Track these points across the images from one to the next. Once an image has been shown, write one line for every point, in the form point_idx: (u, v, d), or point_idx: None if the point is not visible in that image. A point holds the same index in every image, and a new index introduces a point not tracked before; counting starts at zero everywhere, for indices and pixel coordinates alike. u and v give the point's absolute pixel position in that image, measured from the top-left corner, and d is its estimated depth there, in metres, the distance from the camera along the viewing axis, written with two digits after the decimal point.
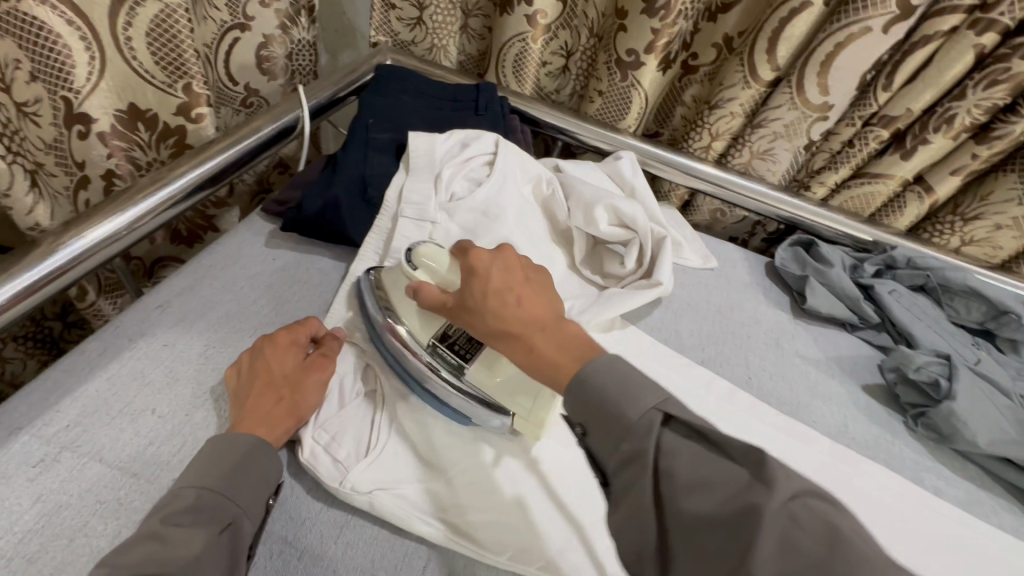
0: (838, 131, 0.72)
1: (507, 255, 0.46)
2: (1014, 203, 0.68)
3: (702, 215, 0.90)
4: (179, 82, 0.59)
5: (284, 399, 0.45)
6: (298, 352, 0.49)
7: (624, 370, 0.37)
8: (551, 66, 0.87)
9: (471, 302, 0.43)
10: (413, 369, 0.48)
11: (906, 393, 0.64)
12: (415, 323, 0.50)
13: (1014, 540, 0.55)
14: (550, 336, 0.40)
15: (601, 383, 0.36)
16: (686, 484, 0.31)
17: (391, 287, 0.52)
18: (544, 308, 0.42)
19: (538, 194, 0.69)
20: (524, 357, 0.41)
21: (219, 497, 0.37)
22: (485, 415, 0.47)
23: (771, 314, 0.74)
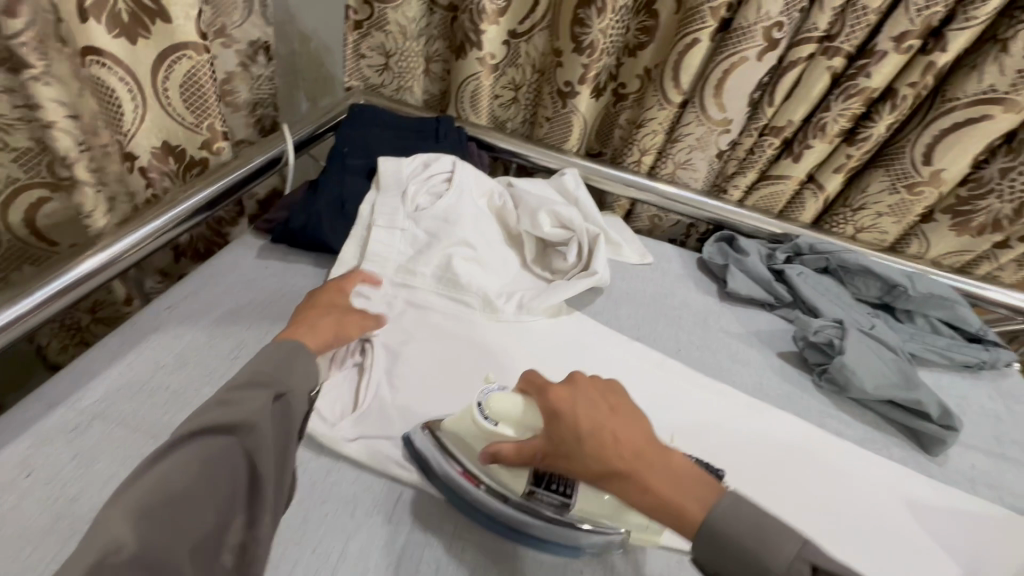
0: (741, 141, 0.87)
1: (582, 387, 0.50)
2: (886, 193, 0.82)
3: (643, 221, 1.04)
4: (202, 123, 0.72)
5: (328, 322, 0.57)
6: (348, 296, 0.62)
7: (751, 515, 0.41)
8: (503, 99, 1.01)
9: (559, 433, 0.46)
10: (477, 499, 0.52)
11: (811, 355, 0.75)
12: (505, 474, 0.52)
13: (901, 467, 0.66)
14: (659, 469, 0.44)
15: (733, 533, 0.40)
16: (755, 565, 0.39)
17: (465, 443, 0.53)
18: (637, 434, 0.46)
19: (491, 206, 0.81)
20: (640, 498, 0.43)
21: (270, 375, 0.45)
22: (593, 538, 0.51)
23: (700, 299, 0.86)
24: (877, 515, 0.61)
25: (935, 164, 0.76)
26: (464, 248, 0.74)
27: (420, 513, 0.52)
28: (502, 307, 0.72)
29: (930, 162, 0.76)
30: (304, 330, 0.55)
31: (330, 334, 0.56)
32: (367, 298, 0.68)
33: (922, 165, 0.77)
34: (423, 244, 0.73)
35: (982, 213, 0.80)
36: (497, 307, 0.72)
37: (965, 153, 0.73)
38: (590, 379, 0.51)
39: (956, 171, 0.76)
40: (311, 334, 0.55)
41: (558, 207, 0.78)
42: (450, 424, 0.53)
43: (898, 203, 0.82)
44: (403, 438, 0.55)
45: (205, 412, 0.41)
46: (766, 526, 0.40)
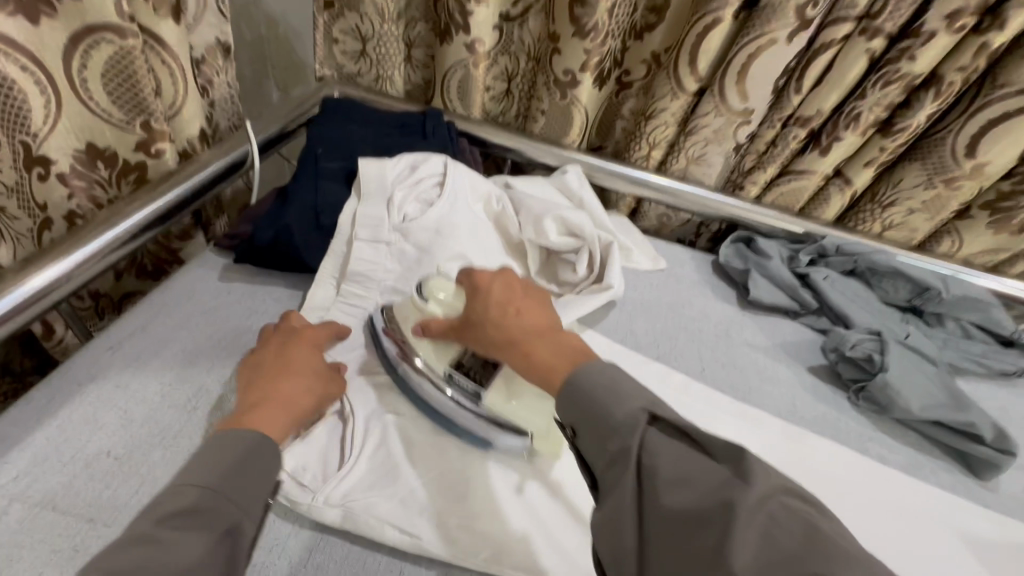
0: (761, 133, 0.79)
1: (507, 276, 0.52)
2: (921, 188, 0.76)
3: (650, 220, 0.95)
4: (138, 120, 0.61)
5: (282, 392, 0.47)
6: (317, 351, 0.53)
7: (611, 376, 0.39)
8: (495, 90, 0.91)
9: (474, 309, 0.50)
10: (415, 386, 0.53)
11: (846, 370, 0.68)
12: (429, 353, 0.54)
13: (955, 497, 0.59)
14: (547, 343, 0.45)
15: (589, 387, 0.39)
16: (602, 418, 0.37)
17: (403, 321, 0.57)
18: (541, 319, 0.48)
19: (489, 211, 0.72)
20: (522, 364, 0.45)
21: (221, 500, 0.38)
22: (503, 437, 0.51)
23: (720, 308, 0.78)
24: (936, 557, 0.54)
25: (978, 157, 0.69)
26: (461, 263, 0.65)
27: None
28: None
29: (973, 154, 0.69)
30: (252, 413, 0.44)
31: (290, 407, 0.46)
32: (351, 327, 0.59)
33: (963, 158, 0.70)
34: (414, 259, 0.64)
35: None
36: None
37: (1011, 146, 0.67)
38: (521, 278, 0.54)
39: (1000, 164, 0.69)
40: (267, 416, 0.45)
41: (564, 212, 0.69)
42: (401, 305, 0.58)
43: (933, 199, 0.76)
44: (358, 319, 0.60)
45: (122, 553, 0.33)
46: (687, 470, 0.34)
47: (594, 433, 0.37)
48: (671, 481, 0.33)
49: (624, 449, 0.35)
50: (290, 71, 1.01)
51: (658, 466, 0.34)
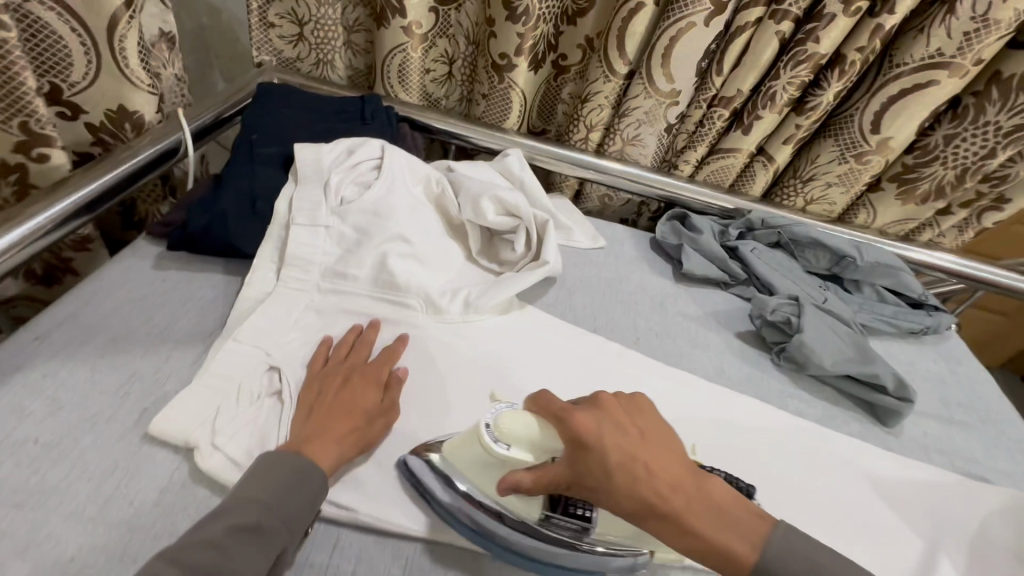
0: (689, 114, 0.83)
1: (609, 409, 0.44)
2: (835, 163, 0.81)
3: (593, 201, 0.99)
4: (15, 121, 0.60)
5: (350, 417, 0.50)
6: (377, 386, 0.53)
7: (797, 549, 0.40)
8: (437, 73, 0.92)
9: (577, 442, 0.42)
10: (488, 528, 0.47)
11: (768, 334, 0.73)
12: (517, 502, 0.47)
13: (861, 443, 0.65)
14: (705, 507, 0.40)
15: (784, 564, 0.39)
16: None
17: (472, 464, 0.47)
18: (677, 462, 0.43)
19: (429, 193, 0.73)
20: (681, 538, 0.40)
21: (274, 521, 0.40)
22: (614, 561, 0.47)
23: (656, 282, 0.82)
24: (847, 502, 0.59)
25: (882, 132, 0.75)
26: (401, 244, 0.66)
27: (363, 557, 0.46)
28: (446, 310, 0.65)
29: (878, 130, 0.75)
30: (311, 444, 0.46)
31: (353, 434, 0.49)
32: (290, 308, 0.60)
33: (870, 134, 0.76)
34: (353, 242, 0.65)
35: (927, 181, 0.80)
36: (440, 307, 0.65)
37: (908, 121, 0.73)
38: (613, 397, 0.46)
39: (902, 139, 0.75)
40: (329, 445, 0.47)
41: (500, 192, 0.71)
42: (456, 443, 0.49)
43: (847, 173, 0.81)
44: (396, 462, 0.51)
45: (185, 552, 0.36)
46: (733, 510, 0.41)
47: None
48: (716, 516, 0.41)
49: None
50: (233, 60, 0.99)
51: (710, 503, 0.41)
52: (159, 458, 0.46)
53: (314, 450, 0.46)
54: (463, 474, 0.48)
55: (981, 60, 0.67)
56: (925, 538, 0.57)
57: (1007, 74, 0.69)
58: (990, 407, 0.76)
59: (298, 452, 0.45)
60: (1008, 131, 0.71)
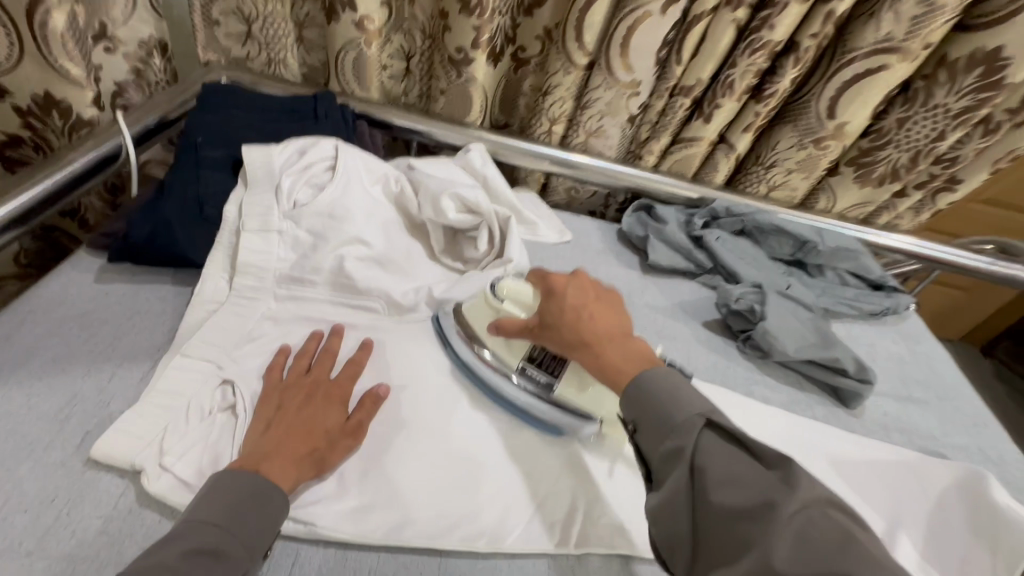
0: (651, 103, 0.82)
1: (581, 279, 0.56)
2: (795, 149, 0.82)
3: (559, 194, 0.98)
4: None
5: (310, 436, 0.47)
6: (339, 406, 0.51)
7: (676, 386, 0.44)
8: (393, 69, 0.90)
9: (548, 295, 0.55)
10: (480, 372, 0.59)
11: (733, 321, 0.74)
12: (503, 350, 0.60)
13: (825, 426, 0.66)
14: (616, 345, 0.50)
15: (653, 392, 0.44)
16: (663, 420, 0.42)
17: (476, 317, 0.61)
18: (613, 323, 0.52)
19: (388, 193, 0.72)
20: (593, 362, 0.50)
21: (233, 542, 0.39)
22: (573, 422, 0.57)
23: (623, 274, 0.82)
24: None
25: (839, 117, 0.76)
26: (359, 247, 0.64)
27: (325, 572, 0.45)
28: (413, 309, 0.65)
29: (835, 115, 0.76)
30: (270, 461, 0.44)
31: (313, 454, 0.47)
32: (243, 318, 0.57)
33: (827, 119, 0.77)
34: (309, 246, 0.62)
35: (883, 163, 0.81)
36: (402, 306, 0.64)
37: (863, 106, 0.74)
38: (592, 280, 0.57)
39: (857, 124, 0.77)
40: (287, 466, 0.45)
41: (461, 190, 0.70)
42: (471, 305, 0.62)
43: (806, 158, 0.82)
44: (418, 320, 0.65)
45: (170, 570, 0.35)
46: (737, 471, 0.39)
47: (653, 429, 0.43)
48: (721, 480, 0.38)
49: (680, 448, 0.40)
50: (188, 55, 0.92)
51: (712, 469, 0.39)
52: (103, 485, 0.44)
53: (272, 470, 0.44)
54: (461, 326, 0.61)
55: (929, 45, 0.68)
56: (885, 516, 0.59)
57: (953, 56, 0.70)
58: (947, 383, 0.78)
59: (254, 471, 0.43)
60: (956, 113, 0.73)
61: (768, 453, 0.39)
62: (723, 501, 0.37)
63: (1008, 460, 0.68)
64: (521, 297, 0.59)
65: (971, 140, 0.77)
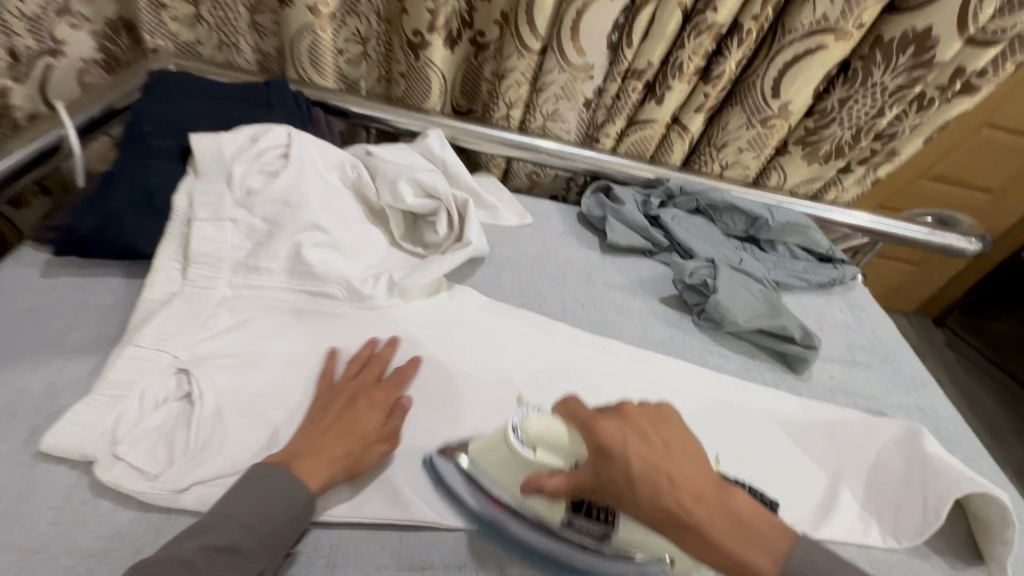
0: (605, 88, 0.84)
1: (631, 416, 0.46)
2: (744, 128, 0.84)
3: (520, 178, 0.99)
4: None
5: (347, 438, 0.50)
6: (381, 411, 0.54)
7: (815, 557, 0.43)
8: (351, 54, 0.88)
9: (629, 492, 0.43)
10: (512, 529, 0.50)
11: (689, 296, 0.77)
12: (544, 505, 0.49)
13: (775, 391, 0.70)
14: (719, 513, 0.43)
15: (799, 571, 0.42)
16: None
17: (496, 464, 0.50)
18: (694, 468, 0.45)
19: (345, 179, 0.71)
20: (697, 543, 0.42)
21: (252, 539, 0.42)
22: (634, 561, 0.49)
23: (583, 255, 0.84)
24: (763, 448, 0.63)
25: (783, 97, 0.79)
26: (317, 233, 0.64)
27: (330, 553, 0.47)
28: (371, 297, 0.64)
29: (778, 95, 0.79)
30: (301, 460, 0.47)
31: (344, 460, 0.49)
32: (198, 307, 0.57)
33: (772, 99, 0.79)
34: (264, 234, 0.62)
35: (828, 141, 0.84)
36: (363, 294, 0.64)
37: (806, 84, 0.77)
38: (641, 407, 0.48)
39: (800, 103, 0.79)
40: (319, 465, 0.47)
41: (418, 174, 0.70)
42: (491, 441, 0.51)
43: (755, 137, 0.85)
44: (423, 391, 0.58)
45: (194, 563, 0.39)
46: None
47: None
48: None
49: None
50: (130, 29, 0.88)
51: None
52: (55, 476, 0.44)
53: (301, 467, 0.47)
54: (488, 484, 0.51)
55: (862, 24, 0.71)
56: (830, 471, 0.62)
57: (887, 37, 0.73)
58: (888, 347, 0.83)
59: (284, 468, 0.46)
60: (893, 91, 0.76)
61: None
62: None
63: (941, 416, 0.73)
64: (548, 435, 0.48)
65: (907, 117, 0.81)
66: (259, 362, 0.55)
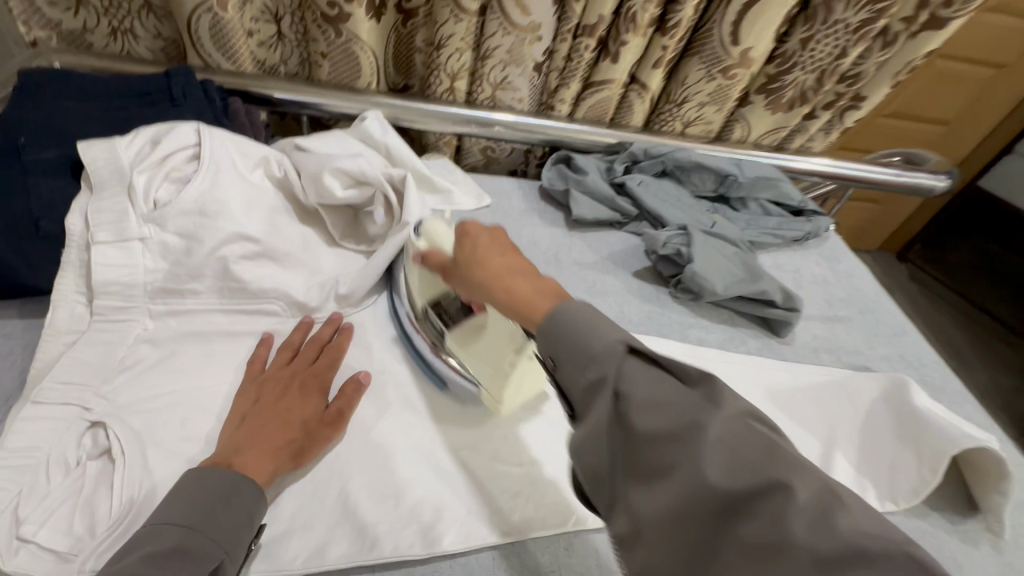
0: (556, 48, 0.76)
1: (493, 232, 0.46)
2: (705, 81, 0.79)
3: (474, 155, 0.93)
4: None
5: (287, 428, 0.47)
6: (318, 400, 0.50)
7: (588, 314, 0.37)
8: (263, 35, 0.78)
9: (457, 259, 0.46)
10: (413, 337, 0.58)
11: (663, 267, 0.72)
12: (420, 292, 0.57)
13: (759, 358, 0.67)
14: (519, 282, 0.41)
15: (567, 320, 0.37)
16: (581, 347, 0.36)
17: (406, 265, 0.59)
18: (513, 263, 0.43)
19: (272, 177, 0.63)
20: (503, 302, 0.41)
21: (202, 538, 0.38)
22: (458, 380, 0.55)
23: (548, 234, 0.78)
24: None
25: (742, 43, 0.73)
26: (243, 244, 0.56)
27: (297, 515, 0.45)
28: (318, 309, 0.59)
29: (738, 41, 0.73)
30: (242, 456, 0.43)
31: (292, 444, 0.46)
32: (112, 345, 0.49)
33: (731, 46, 0.74)
34: (181, 251, 0.54)
35: (789, 88, 0.80)
36: (308, 307, 0.58)
37: (766, 28, 0.72)
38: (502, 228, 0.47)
39: (761, 48, 0.74)
40: (262, 458, 0.44)
41: (340, 162, 0.63)
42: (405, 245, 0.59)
43: (716, 90, 0.80)
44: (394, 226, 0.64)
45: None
46: (661, 392, 0.34)
47: (571, 358, 0.36)
48: (647, 437, 0.33)
49: (601, 376, 0.35)
50: None
51: (633, 385, 0.34)
52: None
53: (246, 464, 0.43)
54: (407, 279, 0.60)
55: None
56: (822, 438, 0.60)
57: None
58: (867, 297, 0.81)
59: (227, 469, 0.42)
60: (855, 27, 0.72)
61: (694, 369, 0.35)
62: (650, 426, 0.33)
63: (925, 363, 0.72)
64: (432, 234, 0.53)
65: (872, 55, 0.77)
66: (193, 401, 0.49)
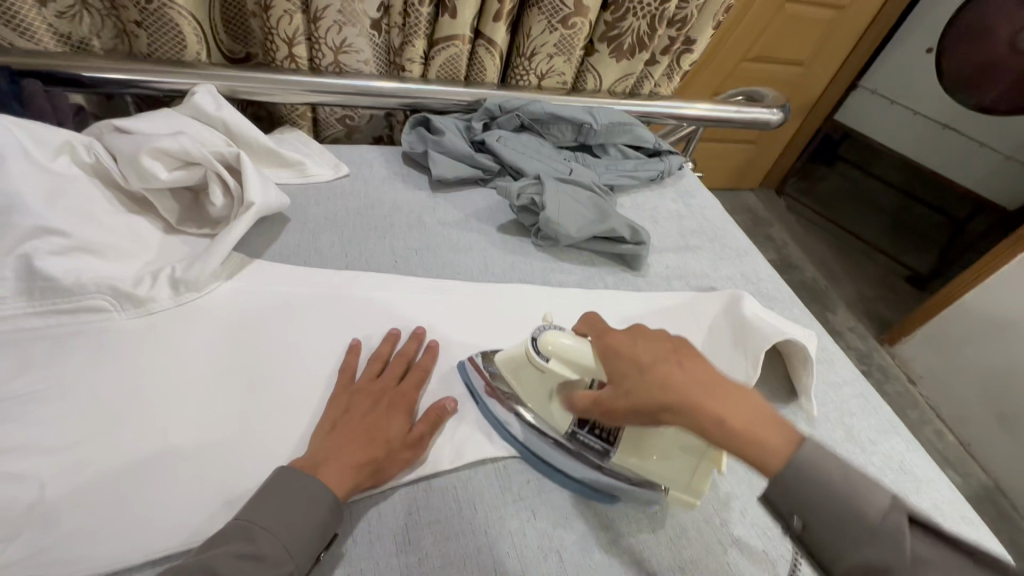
0: (391, 5, 0.75)
1: (639, 327, 0.43)
2: (547, 33, 0.81)
3: (333, 126, 0.90)
4: None
5: (372, 445, 0.47)
6: (373, 395, 0.51)
7: (827, 453, 0.36)
8: (63, 5, 0.68)
9: (616, 360, 0.41)
10: (541, 453, 0.52)
11: (522, 218, 0.75)
12: (552, 410, 0.52)
13: (616, 292, 0.72)
14: (716, 398, 0.37)
15: (821, 488, 0.35)
16: (843, 522, 0.35)
17: (518, 378, 0.53)
18: (705, 367, 0.39)
19: (81, 164, 0.58)
20: (709, 434, 0.36)
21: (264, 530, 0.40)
22: (635, 490, 0.49)
23: (411, 197, 0.78)
24: None
25: None
26: (50, 239, 0.52)
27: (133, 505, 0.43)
28: (151, 300, 0.55)
29: None
30: (327, 467, 0.44)
31: (371, 466, 0.46)
32: None
33: None
34: None
35: (627, 34, 0.85)
36: (141, 298, 0.54)
37: None
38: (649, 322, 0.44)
39: None
40: (346, 472, 0.44)
41: (159, 142, 0.57)
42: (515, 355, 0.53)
43: (561, 40, 0.82)
44: (242, 208, 0.61)
45: (214, 568, 0.37)
46: (938, 568, 0.32)
47: (834, 531, 0.35)
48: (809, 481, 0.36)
49: (863, 521, 0.34)
50: None
51: (923, 561, 0.32)
52: None
53: (330, 478, 0.44)
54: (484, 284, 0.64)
55: None
56: None
57: None
58: (716, 226, 0.88)
59: (311, 477, 0.43)
60: None
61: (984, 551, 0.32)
62: None
63: (762, 278, 0.81)
64: (556, 346, 0.48)
65: None
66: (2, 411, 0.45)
